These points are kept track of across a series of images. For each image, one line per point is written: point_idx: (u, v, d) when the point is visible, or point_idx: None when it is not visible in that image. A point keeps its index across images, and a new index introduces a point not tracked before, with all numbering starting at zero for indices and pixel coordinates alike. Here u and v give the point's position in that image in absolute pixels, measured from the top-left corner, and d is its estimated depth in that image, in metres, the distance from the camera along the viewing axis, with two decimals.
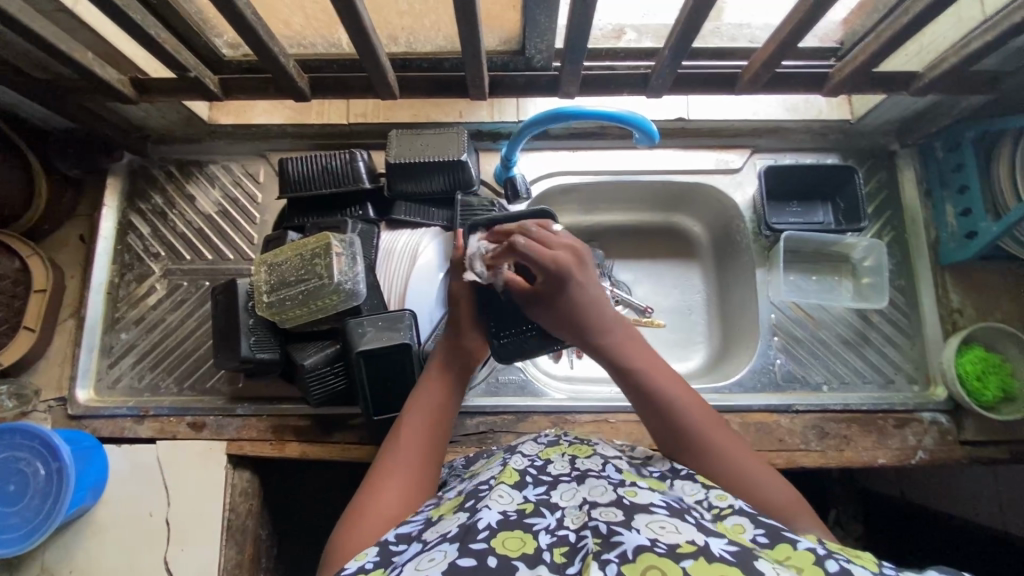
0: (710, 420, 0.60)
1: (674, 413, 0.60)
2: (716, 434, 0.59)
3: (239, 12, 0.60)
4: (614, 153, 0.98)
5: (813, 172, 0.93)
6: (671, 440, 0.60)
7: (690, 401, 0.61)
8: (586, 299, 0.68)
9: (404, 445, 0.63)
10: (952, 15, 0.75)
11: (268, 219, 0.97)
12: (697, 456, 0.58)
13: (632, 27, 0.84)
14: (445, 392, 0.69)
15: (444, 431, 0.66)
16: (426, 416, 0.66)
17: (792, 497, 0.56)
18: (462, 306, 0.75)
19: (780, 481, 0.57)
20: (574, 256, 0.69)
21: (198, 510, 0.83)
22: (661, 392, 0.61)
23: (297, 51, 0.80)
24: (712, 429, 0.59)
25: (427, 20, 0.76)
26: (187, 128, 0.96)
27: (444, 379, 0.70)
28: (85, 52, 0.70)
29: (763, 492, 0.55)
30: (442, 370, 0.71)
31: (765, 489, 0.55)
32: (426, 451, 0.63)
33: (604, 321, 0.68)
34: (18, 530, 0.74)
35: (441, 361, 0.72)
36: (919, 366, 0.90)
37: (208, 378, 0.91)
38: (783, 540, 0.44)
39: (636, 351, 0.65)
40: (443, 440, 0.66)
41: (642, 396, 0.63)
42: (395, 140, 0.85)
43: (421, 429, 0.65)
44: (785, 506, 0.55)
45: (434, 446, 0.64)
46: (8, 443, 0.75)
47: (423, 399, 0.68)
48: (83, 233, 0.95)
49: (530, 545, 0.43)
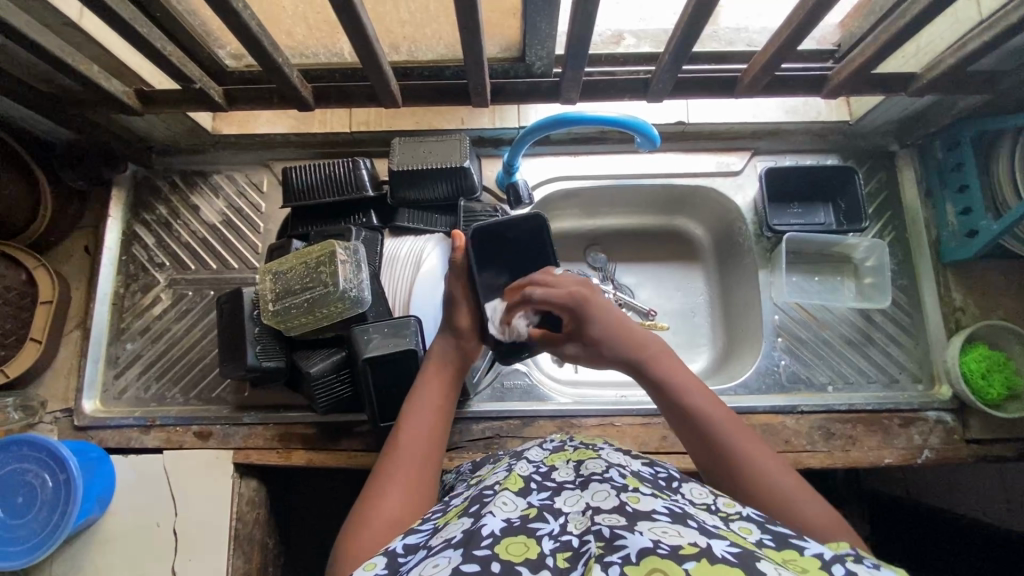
0: (754, 443, 0.58)
1: (712, 434, 0.59)
2: (762, 459, 0.57)
3: (244, 25, 0.61)
4: (615, 157, 0.99)
5: (814, 174, 0.94)
6: (711, 464, 0.59)
7: (722, 415, 0.61)
8: (601, 321, 0.70)
9: (405, 447, 0.63)
10: (948, 17, 0.76)
11: (272, 228, 0.97)
12: (741, 482, 0.56)
13: (631, 33, 0.86)
14: (442, 394, 0.70)
15: (442, 432, 0.67)
16: (425, 417, 0.67)
17: (833, 519, 0.53)
18: (464, 312, 0.75)
19: (821, 502, 0.54)
20: (584, 288, 0.73)
21: (205, 520, 0.83)
22: (701, 413, 0.61)
23: (299, 61, 0.80)
24: (754, 453, 0.57)
25: (428, 29, 0.77)
26: (191, 139, 0.97)
27: (442, 380, 0.71)
28: (91, 66, 0.71)
29: (803, 511, 0.53)
30: (441, 372, 0.72)
31: (809, 508, 0.53)
32: (425, 451, 0.63)
33: (639, 343, 0.68)
34: (25, 543, 0.74)
35: (439, 364, 0.73)
36: (923, 365, 0.91)
37: (214, 387, 0.91)
38: (790, 546, 0.44)
39: (679, 372, 0.65)
40: (442, 440, 0.66)
41: (683, 418, 0.62)
42: (399, 148, 0.86)
43: (421, 428, 0.65)
44: (826, 526, 0.52)
45: (434, 447, 0.65)
46: (16, 455, 0.75)
47: (422, 400, 0.68)
48: (87, 244, 0.95)
49: (533, 550, 0.43)
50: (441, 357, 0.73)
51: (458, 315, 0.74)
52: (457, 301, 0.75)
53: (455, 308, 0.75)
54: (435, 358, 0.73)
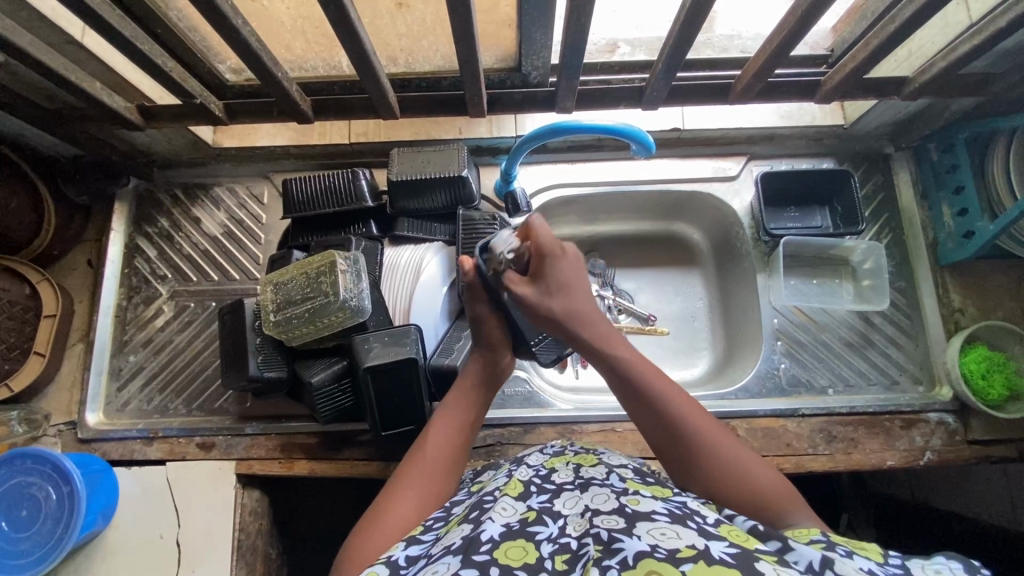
0: (700, 416, 0.60)
1: (675, 423, 0.59)
2: (712, 431, 0.58)
3: (245, 41, 0.62)
4: (611, 165, 1.00)
5: (808, 178, 0.95)
6: (664, 444, 0.60)
7: (672, 390, 0.61)
8: (569, 281, 0.70)
9: (430, 457, 0.63)
10: (938, 22, 0.77)
11: (273, 239, 0.98)
12: (692, 448, 0.58)
13: (626, 42, 0.88)
14: (472, 412, 0.70)
15: (467, 449, 0.67)
16: (454, 431, 0.66)
17: (781, 487, 0.55)
18: (495, 330, 0.75)
19: (772, 474, 0.56)
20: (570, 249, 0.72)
21: (209, 530, 0.83)
22: (645, 384, 0.62)
23: (298, 74, 0.82)
24: (707, 424, 0.59)
25: (425, 41, 0.78)
26: (192, 152, 0.98)
27: (474, 394, 0.71)
28: (93, 83, 0.72)
29: (755, 479, 0.55)
30: (471, 390, 0.72)
31: (758, 478, 0.55)
32: (449, 466, 0.63)
33: (583, 311, 0.69)
34: (29, 556, 0.74)
35: (473, 379, 0.73)
36: (923, 366, 0.91)
37: (216, 398, 0.91)
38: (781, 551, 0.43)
39: (622, 346, 0.66)
40: (464, 458, 0.66)
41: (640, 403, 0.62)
42: (398, 158, 0.87)
43: (450, 442, 0.65)
44: (777, 494, 0.55)
45: (455, 462, 0.64)
46: (20, 468, 0.76)
47: (453, 415, 0.68)
48: (90, 258, 0.96)
49: (532, 555, 0.44)
50: (477, 372, 0.73)
51: (487, 331, 0.75)
52: (484, 320, 0.76)
53: (484, 327, 0.76)
54: (468, 375, 0.73)
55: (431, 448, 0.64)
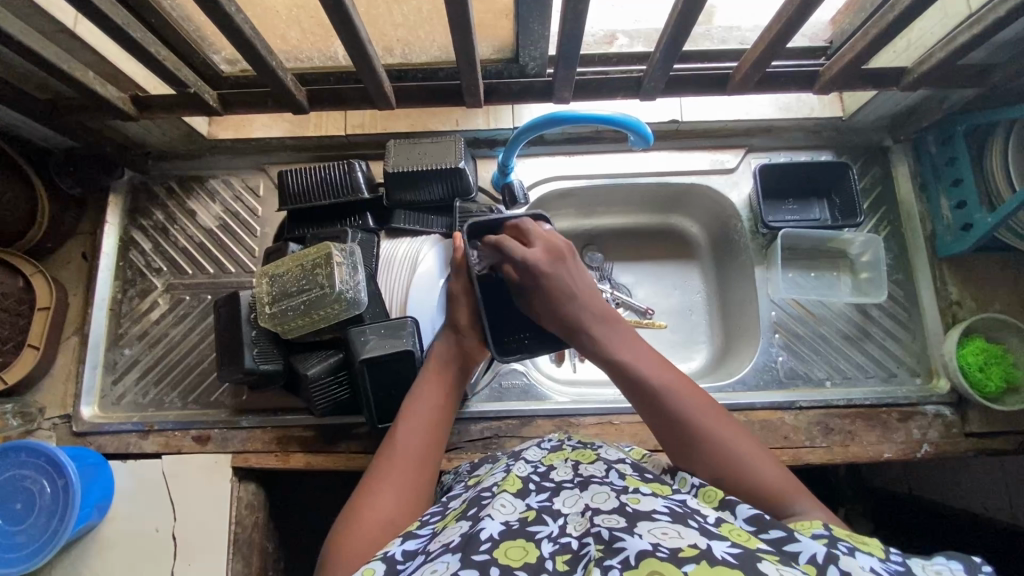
0: (705, 411, 0.59)
1: (680, 418, 0.58)
2: (718, 428, 0.57)
3: (238, 29, 0.61)
4: (609, 157, 0.99)
5: (807, 170, 0.94)
6: (671, 437, 0.59)
7: (680, 386, 0.61)
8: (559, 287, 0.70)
9: (402, 448, 0.63)
10: (938, 11, 0.76)
11: (269, 231, 0.97)
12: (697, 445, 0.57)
13: (624, 32, 0.87)
14: (441, 395, 0.69)
15: (441, 434, 0.66)
16: (428, 418, 0.66)
17: (788, 482, 0.54)
18: (463, 309, 0.75)
19: (778, 469, 0.55)
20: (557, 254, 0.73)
21: (206, 523, 0.83)
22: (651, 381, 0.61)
23: (293, 64, 0.81)
24: (716, 421, 0.58)
25: (421, 31, 0.77)
26: (187, 143, 0.97)
27: (441, 377, 0.71)
28: (86, 72, 0.71)
29: (758, 474, 0.54)
30: (441, 371, 0.72)
31: (761, 472, 0.54)
32: (424, 454, 0.63)
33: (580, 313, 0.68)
34: (24, 549, 0.74)
35: (439, 361, 0.73)
36: (921, 359, 0.91)
37: (213, 391, 0.91)
38: (783, 551, 0.43)
39: (625, 347, 0.65)
40: (440, 445, 0.65)
41: (645, 398, 0.61)
42: (394, 149, 0.87)
43: (419, 433, 0.65)
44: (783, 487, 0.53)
45: (430, 450, 0.64)
46: (14, 461, 0.75)
47: (422, 401, 0.68)
48: (85, 250, 0.96)
49: (532, 554, 0.44)
50: (443, 358, 0.73)
51: (457, 311, 0.75)
52: (457, 299, 0.76)
53: (455, 306, 0.76)
54: (434, 359, 0.73)
55: (404, 439, 0.64)
